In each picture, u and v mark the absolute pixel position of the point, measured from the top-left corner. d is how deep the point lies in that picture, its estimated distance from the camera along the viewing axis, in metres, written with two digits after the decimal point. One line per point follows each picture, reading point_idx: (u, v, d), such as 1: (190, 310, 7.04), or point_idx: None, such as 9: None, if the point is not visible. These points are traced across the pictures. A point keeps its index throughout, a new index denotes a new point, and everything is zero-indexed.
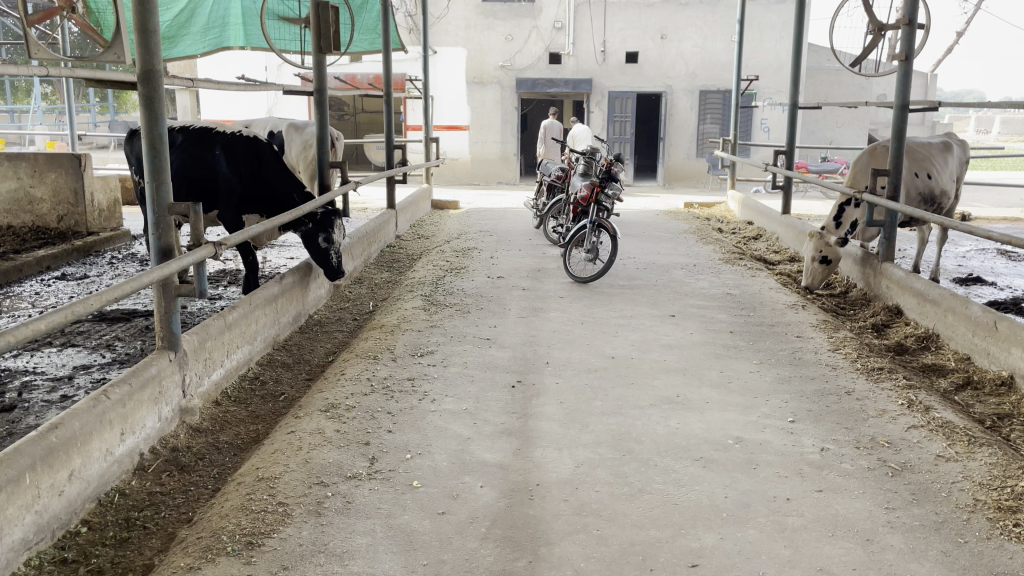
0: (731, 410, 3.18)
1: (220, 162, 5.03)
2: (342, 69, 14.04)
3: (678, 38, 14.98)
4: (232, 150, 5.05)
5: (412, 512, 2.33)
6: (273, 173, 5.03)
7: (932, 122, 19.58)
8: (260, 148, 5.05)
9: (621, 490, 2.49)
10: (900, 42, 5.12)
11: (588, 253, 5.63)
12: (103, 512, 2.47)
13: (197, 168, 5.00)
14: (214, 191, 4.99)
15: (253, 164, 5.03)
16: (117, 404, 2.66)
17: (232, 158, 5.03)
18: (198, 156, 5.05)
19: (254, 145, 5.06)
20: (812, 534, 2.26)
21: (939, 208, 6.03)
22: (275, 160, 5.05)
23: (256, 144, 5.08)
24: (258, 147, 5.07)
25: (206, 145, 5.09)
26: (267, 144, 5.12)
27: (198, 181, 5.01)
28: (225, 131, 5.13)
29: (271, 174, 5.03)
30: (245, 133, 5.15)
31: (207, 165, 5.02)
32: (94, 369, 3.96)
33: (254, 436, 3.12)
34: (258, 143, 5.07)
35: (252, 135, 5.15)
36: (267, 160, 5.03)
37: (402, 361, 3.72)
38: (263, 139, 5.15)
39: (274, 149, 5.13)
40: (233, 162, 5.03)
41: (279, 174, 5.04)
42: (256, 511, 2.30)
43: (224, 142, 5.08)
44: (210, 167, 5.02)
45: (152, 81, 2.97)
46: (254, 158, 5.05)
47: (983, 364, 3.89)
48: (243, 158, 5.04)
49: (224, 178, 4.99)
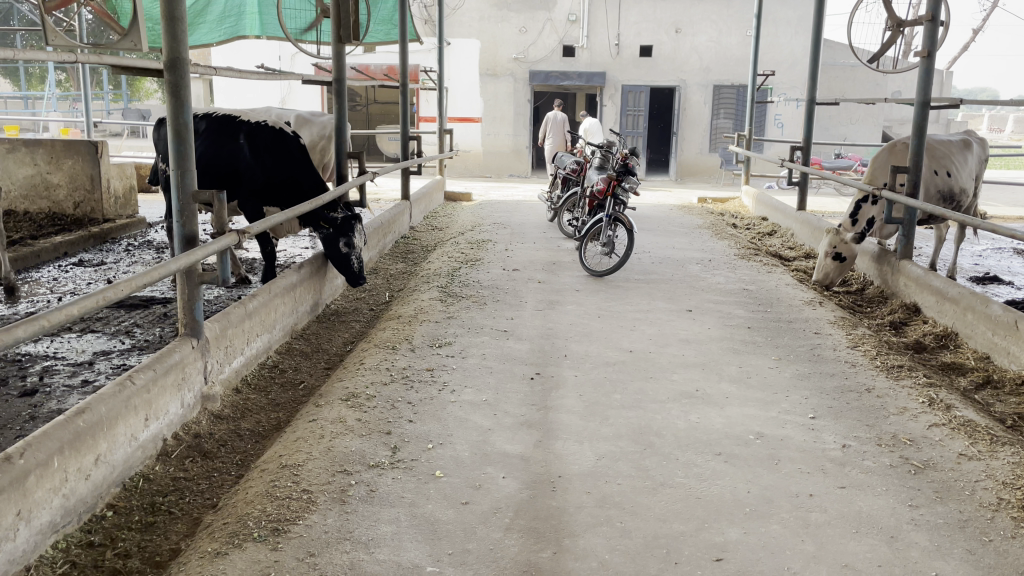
0: (751, 405, 3.18)
1: (244, 150, 5.05)
2: (356, 59, 14.05)
3: (693, 32, 14.93)
4: (256, 139, 5.05)
5: (435, 502, 2.34)
6: (297, 166, 5.00)
7: (947, 120, 19.45)
8: (285, 139, 5.04)
9: (644, 483, 2.49)
10: (923, 38, 5.09)
11: (604, 246, 5.63)
12: (128, 496, 2.49)
13: (221, 156, 5.06)
14: (237, 180, 5.04)
15: (279, 155, 5.00)
16: (142, 389, 2.67)
17: (255, 147, 5.02)
18: (223, 144, 5.09)
19: (279, 136, 5.05)
20: (835, 530, 2.26)
21: (958, 206, 6.00)
22: (299, 154, 5.04)
23: (282, 136, 5.07)
24: (283, 139, 5.05)
25: (230, 133, 5.11)
26: (292, 135, 5.11)
27: (222, 169, 5.06)
28: (250, 119, 5.14)
29: (295, 167, 5.00)
30: (270, 123, 5.14)
31: (232, 154, 5.05)
32: (114, 355, 3.98)
33: (275, 424, 3.13)
34: (284, 134, 5.06)
35: (277, 125, 5.13)
36: (291, 153, 5.01)
37: (421, 352, 3.72)
38: (288, 130, 5.13)
39: (299, 142, 5.12)
40: (257, 151, 5.03)
41: (303, 168, 5.02)
42: (281, 498, 2.32)
43: (248, 130, 5.09)
44: (234, 155, 5.06)
45: (178, 69, 2.98)
46: (280, 149, 5.03)
47: (1003, 363, 3.87)
48: (267, 149, 5.02)
49: (248, 167, 5.01)
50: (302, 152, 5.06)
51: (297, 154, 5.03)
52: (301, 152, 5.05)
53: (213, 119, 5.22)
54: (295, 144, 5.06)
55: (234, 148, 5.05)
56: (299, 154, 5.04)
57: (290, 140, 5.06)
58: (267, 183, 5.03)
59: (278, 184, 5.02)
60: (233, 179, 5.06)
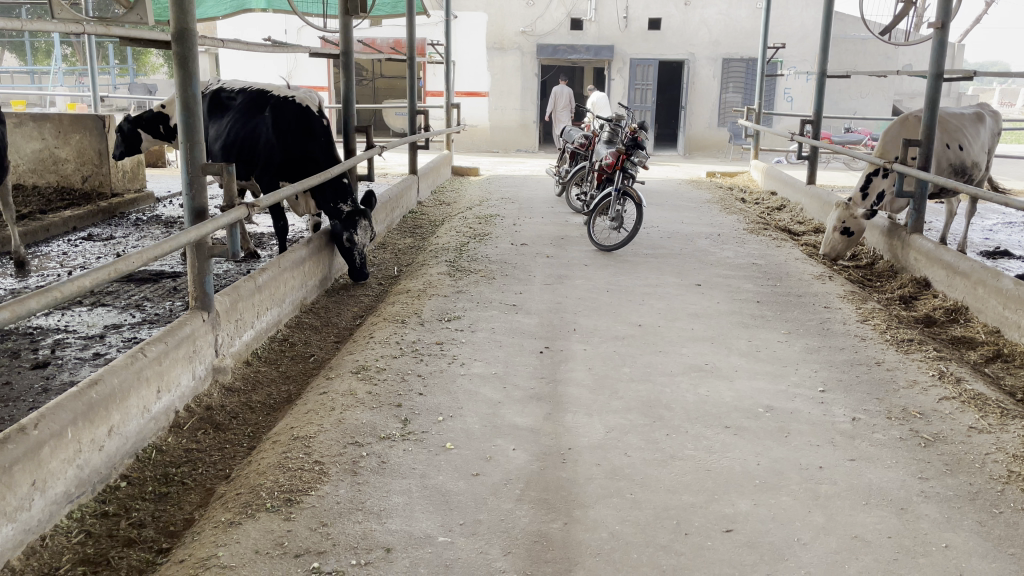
0: (760, 378, 3.19)
1: (266, 123, 5.03)
2: (362, 33, 13.94)
3: (702, 4, 14.76)
4: (281, 116, 5.02)
5: (446, 473, 2.35)
6: (316, 145, 5.01)
7: (958, 94, 19.25)
8: (309, 119, 5.03)
9: (654, 456, 2.50)
10: (936, 10, 5.01)
11: (613, 221, 5.61)
12: (141, 467, 2.51)
13: (244, 128, 5.05)
14: (256, 155, 5.00)
15: (300, 135, 4.99)
16: (153, 361, 2.69)
17: (278, 122, 5.00)
18: (250, 118, 5.07)
19: (305, 114, 5.04)
20: (845, 501, 2.27)
21: (970, 180, 5.95)
22: (321, 135, 5.05)
23: (307, 115, 5.06)
24: (308, 117, 5.05)
25: (259, 108, 5.09)
26: (316, 114, 5.11)
27: (246, 144, 5.03)
28: (279, 94, 5.12)
29: (315, 147, 5.01)
30: (297, 100, 5.13)
31: (255, 127, 5.02)
32: (125, 328, 3.99)
33: (285, 397, 3.15)
34: (310, 113, 5.05)
35: (304, 104, 5.12)
36: (312, 132, 5.02)
37: (431, 325, 3.73)
38: (314, 110, 5.12)
39: (324, 122, 5.12)
40: (280, 128, 4.99)
41: (322, 148, 5.03)
42: (293, 469, 2.33)
43: (275, 104, 5.07)
44: (256, 128, 5.03)
45: (186, 40, 2.95)
46: (302, 128, 5.03)
47: (1014, 338, 3.86)
48: (289, 126, 5.00)
49: (268, 143, 4.98)
50: (325, 131, 5.07)
51: (321, 133, 5.05)
52: (324, 132, 5.06)
53: (247, 93, 5.23)
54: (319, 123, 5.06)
55: (256, 122, 5.01)
56: (322, 134, 5.05)
57: (316, 120, 5.06)
58: (285, 162, 4.99)
59: (295, 161, 5.02)
60: (253, 154, 5.02)
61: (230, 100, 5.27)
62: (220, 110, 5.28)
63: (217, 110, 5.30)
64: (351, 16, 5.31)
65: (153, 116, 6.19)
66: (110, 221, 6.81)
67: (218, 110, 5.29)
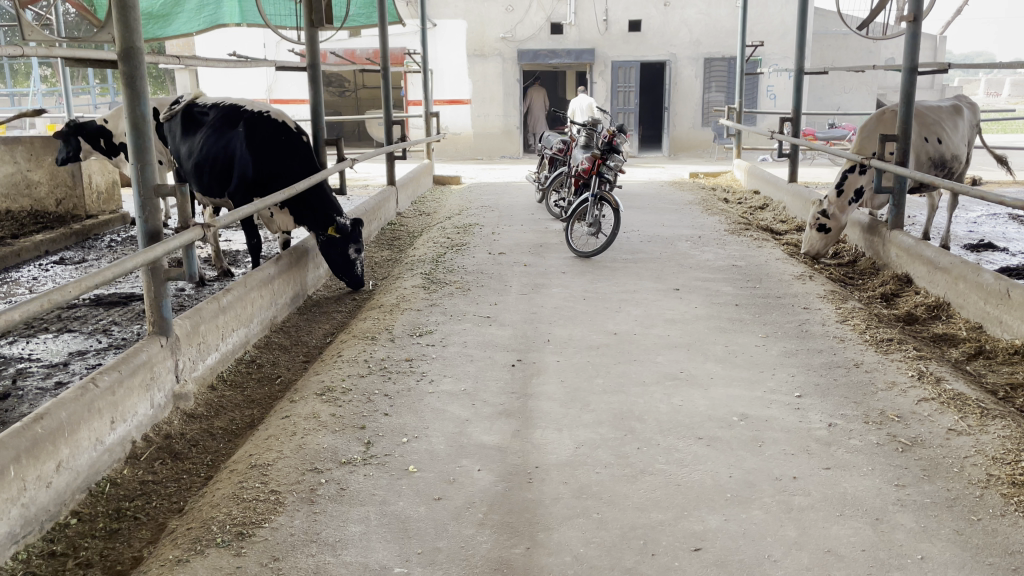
0: (735, 386, 3.11)
1: (240, 138, 4.87)
2: (341, 44, 13.88)
3: (681, 5, 14.73)
4: (255, 130, 4.86)
5: (407, 498, 2.27)
6: (291, 158, 4.84)
7: (941, 86, 19.27)
8: (283, 134, 4.88)
9: (624, 472, 2.42)
10: (908, 3, 4.96)
11: (591, 227, 5.53)
12: (93, 502, 2.42)
13: (219, 144, 4.91)
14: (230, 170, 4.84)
15: (275, 148, 4.82)
16: (106, 391, 2.59)
17: (252, 136, 4.84)
18: (224, 133, 4.94)
19: (280, 129, 4.90)
20: (819, 513, 2.19)
21: (950, 173, 5.90)
22: (297, 150, 4.87)
23: (282, 129, 4.90)
24: (283, 132, 4.90)
25: (233, 122, 4.96)
26: (292, 129, 4.96)
27: (219, 160, 4.90)
28: (253, 109, 4.99)
29: (289, 160, 4.83)
30: (272, 116, 5.00)
31: (228, 143, 4.88)
32: (90, 354, 3.91)
33: (249, 422, 3.07)
34: (285, 128, 4.90)
35: (281, 119, 4.98)
36: (285, 145, 4.85)
37: (401, 341, 3.64)
38: (289, 125, 4.97)
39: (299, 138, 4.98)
40: (252, 143, 4.82)
41: (297, 163, 4.86)
42: (248, 500, 2.25)
43: (249, 119, 4.93)
44: (230, 143, 4.88)
45: (133, 59, 2.89)
46: (277, 142, 4.86)
47: (996, 334, 3.80)
48: (264, 139, 4.83)
49: (240, 157, 4.80)
50: (301, 145, 4.92)
51: (297, 148, 4.89)
52: (300, 146, 4.91)
53: (222, 107, 5.10)
54: (295, 137, 4.92)
55: (230, 136, 4.87)
56: (298, 148, 4.89)
57: (291, 135, 4.91)
58: (258, 176, 4.80)
59: (268, 175, 4.82)
60: (228, 171, 4.89)
61: (205, 114, 5.14)
62: (196, 125, 5.16)
63: (192, 125, 5.18)
64: (317, 28, 5.23)
65: (95, 129, 6.40)
66: (84, 243, 6.72)
67: (193, 126, 5.17)
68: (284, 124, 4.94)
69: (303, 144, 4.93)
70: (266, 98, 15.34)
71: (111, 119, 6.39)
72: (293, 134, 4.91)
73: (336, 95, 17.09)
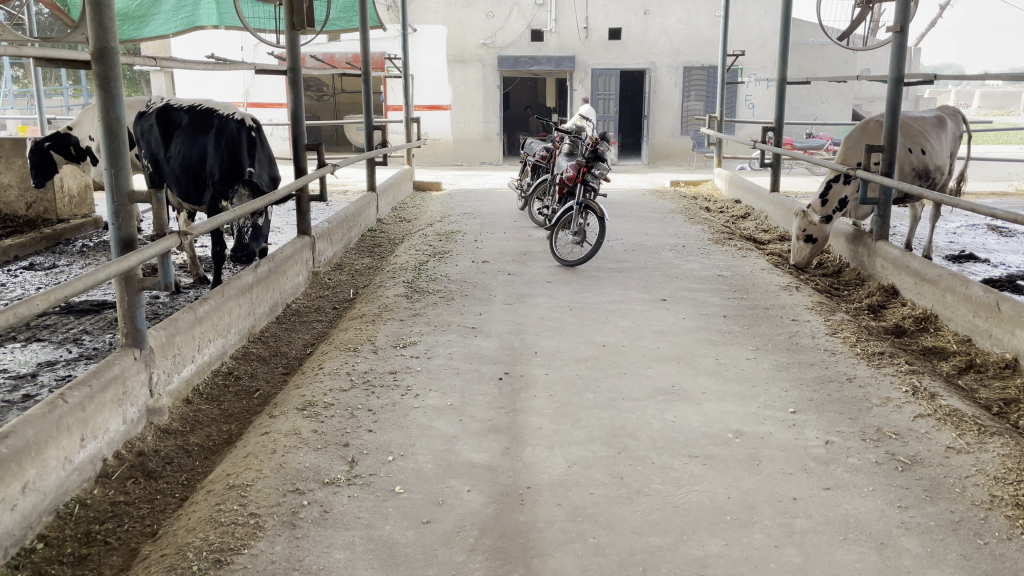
0: (729, 401, 3.04)
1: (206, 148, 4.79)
2: (318, 48, 13.78)
3: (661, 14, 14.74)
4: (218, 137, 4.78)
5: (394, 522, 2.17)
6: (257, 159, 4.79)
7: (916, 97, 19.52)
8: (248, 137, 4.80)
9: (618, 492, 2.34)
10: (895, 13, 4.93)
11: (575, 235, 5.44)
12: (62, 526, 2.30)
13: (186, 158, 4.82)
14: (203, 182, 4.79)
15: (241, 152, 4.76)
16: (75, 408, 2.47)
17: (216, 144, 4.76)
18: (189, 143, 4.83)
19: (247, 134, 4.82)
20: (822, 538, 2.12)
21: (933, 183, 5.89)
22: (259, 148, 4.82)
23: (248, 133, 4.82)
24: (244, 133, 4.81)
25: (197, 130, 4.85)
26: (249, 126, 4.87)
27: (190, 175, 4.82)
28: (211, 114, 4.87)
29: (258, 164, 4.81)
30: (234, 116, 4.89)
31: (198, 153, 4.80)
32: (59, 365, 3.76)
33: (226, 438, 2.95)
34: (249, 132, 4.83)
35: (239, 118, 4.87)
36: (252, 151, 4.79)
37: (385, 353, 3.54)
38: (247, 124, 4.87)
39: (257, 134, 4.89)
40: (220, 151, 4.76)
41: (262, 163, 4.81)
42: (226, 524, 2.14)
43: (210, 126, 4.83)
44: (198, 155, 4.80)
45: (107, 60, 2.77)
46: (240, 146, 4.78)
47: (985, 347, 3.76)
48: (229, 145, 4.77)
49: (213, 169, 4.76)
50: (265, 150, 4.92)
51: (261, 153, 4.88)
52: (265, 151, 4.91)
53: (192, 109, 4.95)
54: (258, 141, 4.89)
55: (198, 148, 4.79)
56: (262, 154, 4.89)
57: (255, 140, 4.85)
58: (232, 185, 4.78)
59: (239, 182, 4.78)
60: (202, 182, 4.82)
61: (175, 114, 4.96)
62: (162, 129, 4.98)
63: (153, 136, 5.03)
64: (296, 31, 5.10)
65: (60, 139, 6.14)
66: (54, 248, 6.52)
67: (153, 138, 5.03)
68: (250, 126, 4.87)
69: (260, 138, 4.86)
70: (242, 101, 15.16)
71: (76, 125, 6.17)
72: (259, 139, 4.86)
73: (314, 99, 16.93)
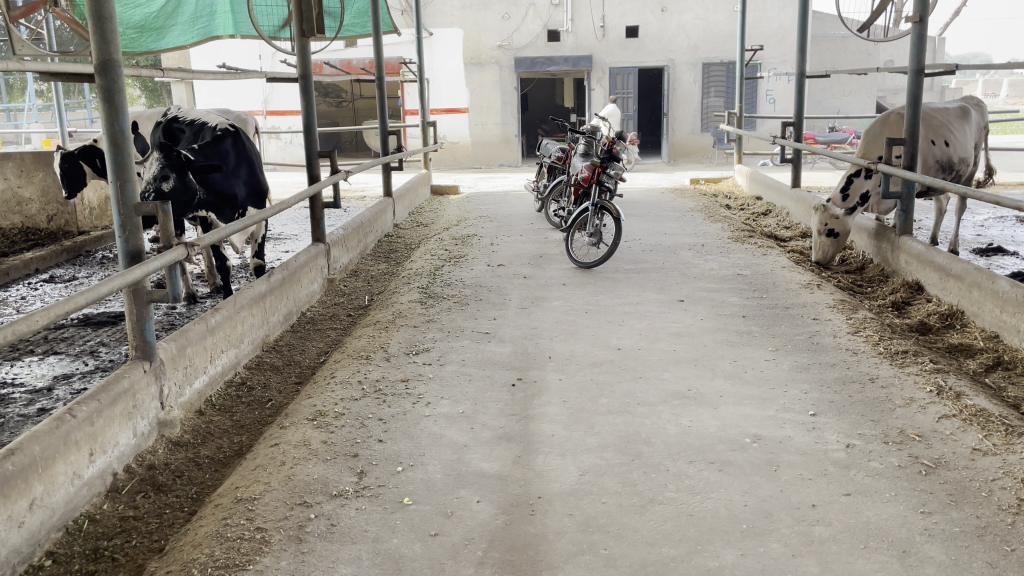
0: (747, 404, 2.97)
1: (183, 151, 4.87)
2: (336, 55, 13.84)
3: (678, 10, 14.62)
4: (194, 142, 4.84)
5: (401, 535, 2.13)
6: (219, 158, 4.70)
7: (941, 88, 19.29)
8: (215, 139, 4.76)
9: (631, 501, 2.28)
10: (914, 3, 4.81)
11: (591, 236, 5.38)
12: (70, 542, 2.28)
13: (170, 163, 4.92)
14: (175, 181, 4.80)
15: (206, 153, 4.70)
16: (83, 422, 2.46)
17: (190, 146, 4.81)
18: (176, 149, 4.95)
19: (218, 135, 4.80)
20: (841, 546, 2.06)
21: (958, 176, 5.76)
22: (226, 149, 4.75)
23: (218, 136, 4.79)
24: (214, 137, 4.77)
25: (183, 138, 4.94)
26: (224, 131, 4.84)
27: None
28: (196, 124, 4.95)
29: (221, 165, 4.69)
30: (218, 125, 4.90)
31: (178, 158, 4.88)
32: (75, 378, 3.76)
33: (237, 449, 2.93)
34: (219, 132, 4.80)
35: (219, 126, 4.87)
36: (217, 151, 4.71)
37: (398, 360, 3.51)
38: (223, 129, 4.85)
39: (232, 139, 4.82)
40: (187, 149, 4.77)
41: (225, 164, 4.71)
42: (232, 540, 2.11)
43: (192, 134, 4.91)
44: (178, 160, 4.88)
45: (110, 72, 2.76)
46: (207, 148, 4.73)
47: (1014, 343, 3.65)
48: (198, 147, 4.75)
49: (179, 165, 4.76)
50: (237, 151, 4.81)
51: (228, 151, 4.77)
52: (236, 152, 4.80)
53: (194, 124, 5.00)
54: (230, 143, 4.81)
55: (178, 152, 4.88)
56: (231, 153, 4.78)
57: (223, 139, 4.79)
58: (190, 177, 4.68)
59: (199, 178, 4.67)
60: None
61: (179, 129, 5.02)
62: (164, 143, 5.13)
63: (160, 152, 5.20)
64: (307, 38, 5.09)
65: (88, 150, 6.07)
66: (75, 261, 6.57)
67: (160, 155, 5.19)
68: (226, 130, 4.85)
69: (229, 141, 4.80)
70: (262, 110, 15.26)
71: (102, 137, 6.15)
72: (230, 142, 4.80)
73: (333, 106, 17.01)
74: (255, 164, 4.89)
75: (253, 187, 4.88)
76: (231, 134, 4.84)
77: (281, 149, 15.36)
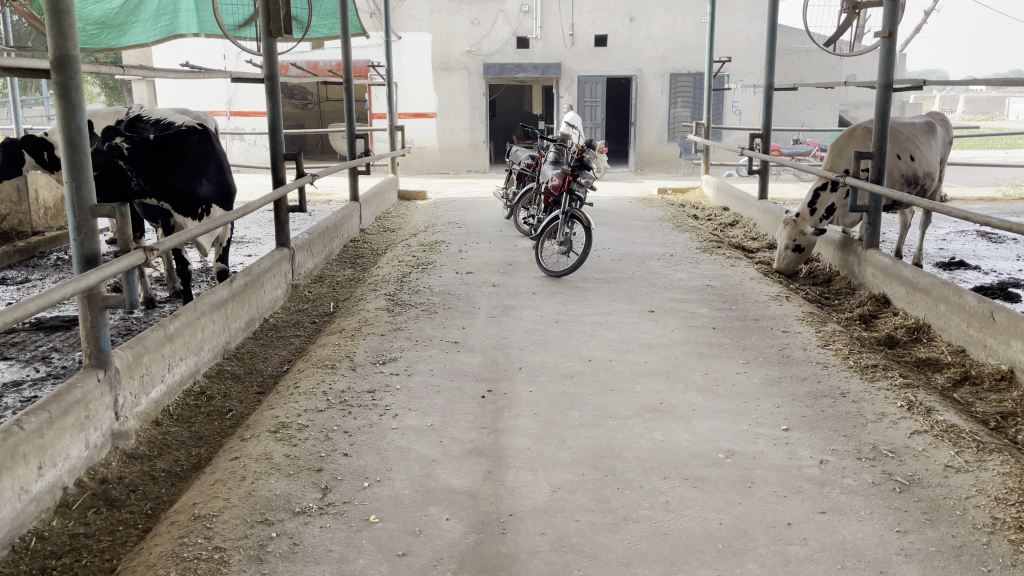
0: (719, 418, 2.93)
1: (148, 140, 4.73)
2: (303, 56, 13.69)
3: (647, 20, 14.70)
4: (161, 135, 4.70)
5: (367, 555, 2.05)
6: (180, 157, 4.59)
7: (902, 102, 19.72)
8: (181, 137, 4.63)
9: (605, 519, 2.22)
10: (883, 18, 4.84)
11: (561, 245, 5.31)
12: (17, 560, 2.16)
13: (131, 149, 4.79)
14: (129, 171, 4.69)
15: (169, 152, 4.59)
16: (33, 434, 2.34)
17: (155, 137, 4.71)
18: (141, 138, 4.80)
19: (185, 130, 4.66)
20: (818, 566, 2.02)
21: (924, 190, 5.82)
22: (191, 148, 4.62)
23: (185, 133, 4.65)
24: (179, 136, 4.63)
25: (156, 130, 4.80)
26: (192, 129, 4.69)
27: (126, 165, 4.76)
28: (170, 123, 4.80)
29: (180, 166, 4.57)
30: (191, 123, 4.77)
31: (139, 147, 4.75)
32: (25, 385, 3.61)
33: (196, 463, 2.82)
34: (185, 129, 4.66)
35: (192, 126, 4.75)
36: (181, 151, 4.60)
37: (364, 370, 3.42)
38: (194, 127, 4.70)
39: (199, 136, 4.66)
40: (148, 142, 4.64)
41: (184, 164, 4.58)
42: (187, 560, 2.01)
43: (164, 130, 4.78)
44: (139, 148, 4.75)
45: (67, 68, 2.65)
46: (171, 147, 4.60)
47: (980, 358, 3.66)
48: (159, 143, 4.61)
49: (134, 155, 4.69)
50: (204, 147, 4.65)
51: (193, 148, 4.63)
52: (202, 148, 4.65)
53: (158, 122, 4.86)
54: (196, 139, 4.66)
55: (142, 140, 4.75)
56: (197, 149, 4.64)
57: (189, 134, 4.64)
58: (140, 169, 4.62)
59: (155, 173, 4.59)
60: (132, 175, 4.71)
61: (143, 128, 4.87)
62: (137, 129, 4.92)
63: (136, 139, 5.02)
64: (274, 38, 4.98)
65: (35, 142, 5.78)
66: (28, 261, 6.37)
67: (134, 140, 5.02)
68: (194, 128, 4.71)
69: (194, 140, 4.65)
70: (225, 110, 15.05)
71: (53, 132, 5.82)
72: (200, 139, 4.66)
73: (299, 108, 16.84)
74: (224, 163, 4.72)
75: (220, 186, 4.69)
76: (199, 132, 4.68)
77: (244, 150, 15.15)
